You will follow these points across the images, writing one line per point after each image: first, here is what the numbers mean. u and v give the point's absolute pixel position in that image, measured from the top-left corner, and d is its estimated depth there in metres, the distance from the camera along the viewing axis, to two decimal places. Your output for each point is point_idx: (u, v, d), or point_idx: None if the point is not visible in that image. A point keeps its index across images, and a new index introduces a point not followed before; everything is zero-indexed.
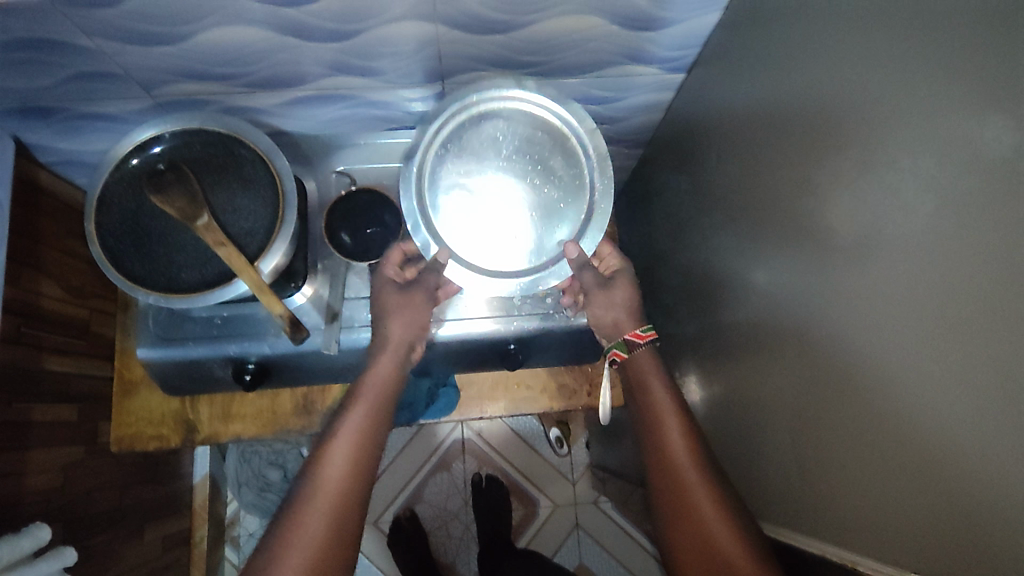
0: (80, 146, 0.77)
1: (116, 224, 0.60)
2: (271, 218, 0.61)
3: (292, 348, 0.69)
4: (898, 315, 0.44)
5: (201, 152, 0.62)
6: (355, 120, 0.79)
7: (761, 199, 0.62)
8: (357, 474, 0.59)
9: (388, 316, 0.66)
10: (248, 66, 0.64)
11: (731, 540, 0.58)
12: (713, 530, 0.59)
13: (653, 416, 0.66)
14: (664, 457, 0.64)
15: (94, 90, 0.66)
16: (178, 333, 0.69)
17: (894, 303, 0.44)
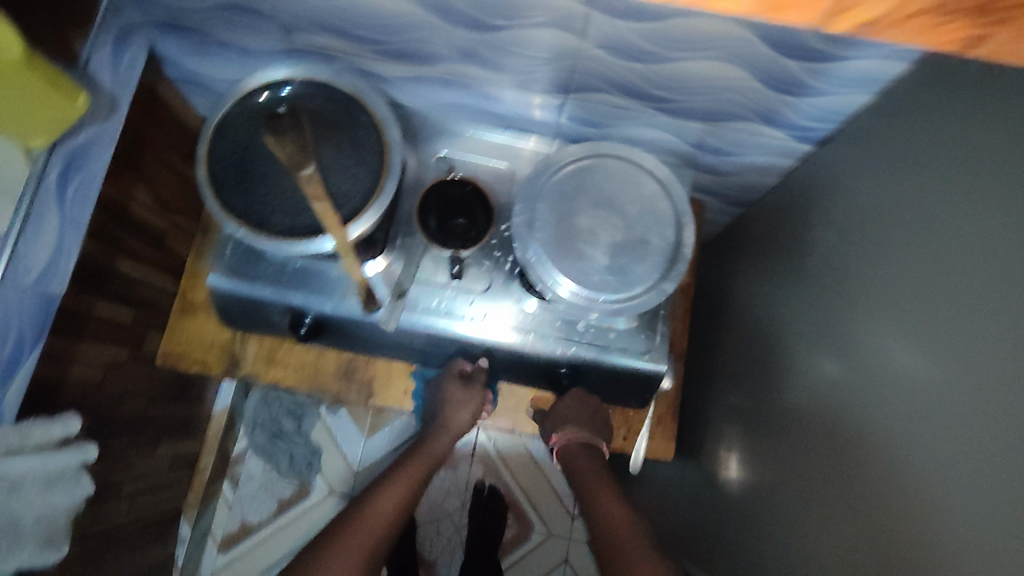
0: (207, 71, 0.79)
1: (226, 153, 0.61)
2: (370, 184, 0.61)
3: (353, 314, 0.69)
4: (968, 457, 0.41)
5: (322, 104, 0.63)
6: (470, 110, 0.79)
7: (852, 295, 0.59)
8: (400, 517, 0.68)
9: (452, 406, 0.76)
10: (385, 34, 0.65)
11: None
12: None
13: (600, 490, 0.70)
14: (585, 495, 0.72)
15: (237, 22, 0.68)
16: (249, 269, 0.69)
17: (968, 441, 0.42)
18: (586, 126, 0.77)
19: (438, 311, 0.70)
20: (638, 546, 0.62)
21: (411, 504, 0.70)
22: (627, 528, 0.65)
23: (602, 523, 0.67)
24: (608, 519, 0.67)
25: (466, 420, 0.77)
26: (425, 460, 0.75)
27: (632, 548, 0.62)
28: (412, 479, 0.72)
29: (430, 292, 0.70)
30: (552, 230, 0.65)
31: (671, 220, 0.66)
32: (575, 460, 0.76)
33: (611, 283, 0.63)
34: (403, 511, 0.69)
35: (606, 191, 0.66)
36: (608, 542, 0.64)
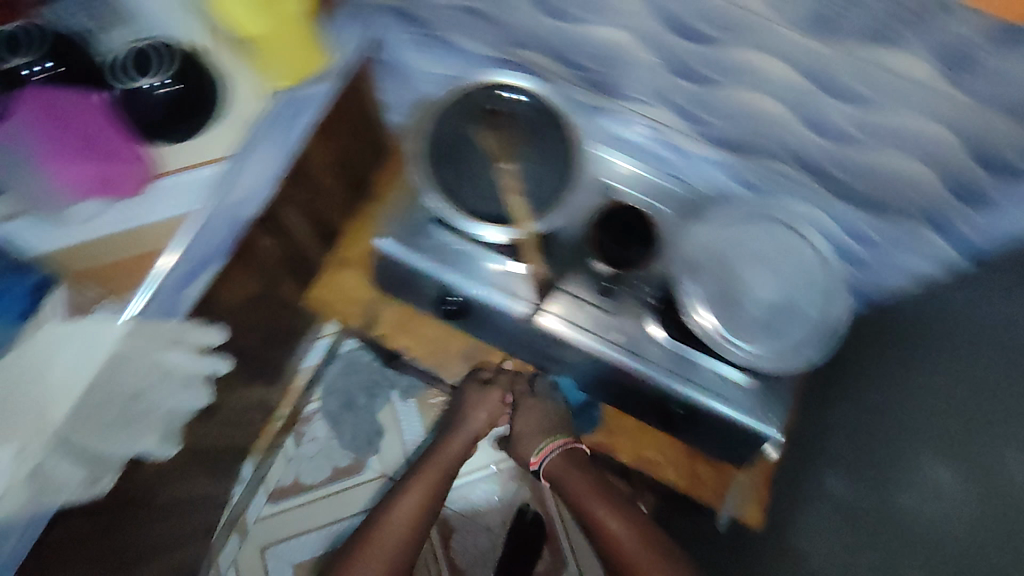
0: (411, 61, 0.87)
1: (443, 133, 0.65)
2: (559, 193, 0.64)
3: (497, 302, 0.74)
4: None
5: (534, 112, 0.67)
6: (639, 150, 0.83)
7: (1016, 420, 0.60)
8: (416, 522, 0.87)
9: (472, 407, 0.95)
10: (602, 65, 0.70)
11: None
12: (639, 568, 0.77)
13: (587, 493, 0.84)
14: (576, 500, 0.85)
15: (464, 24, 0.74)
16: (415, 239, 0.75)
17: None
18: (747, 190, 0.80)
19: (576, 323, 0.74)
20: (642, 562, 0.77)
21: (426, 512, 0.89)
22: (631, 543, 0.79)
23: (608, 532, 0.82)
24: (613, 531, 0.81)
25: (479, 426, 0.95)
26: (436, 466, 0.92)
27: (635, 561, 0.78)
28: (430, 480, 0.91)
29: (572, 304, 0.74)
30: (710, 276, 0.66)
31: (826, 297, 0.67)
32: (566, 469, 0.86)
33: (759, 336, 0.65)
34: (414, 524, 0.87)
35: (766, 253, 0.69)
36: (625, 551, 0.79)
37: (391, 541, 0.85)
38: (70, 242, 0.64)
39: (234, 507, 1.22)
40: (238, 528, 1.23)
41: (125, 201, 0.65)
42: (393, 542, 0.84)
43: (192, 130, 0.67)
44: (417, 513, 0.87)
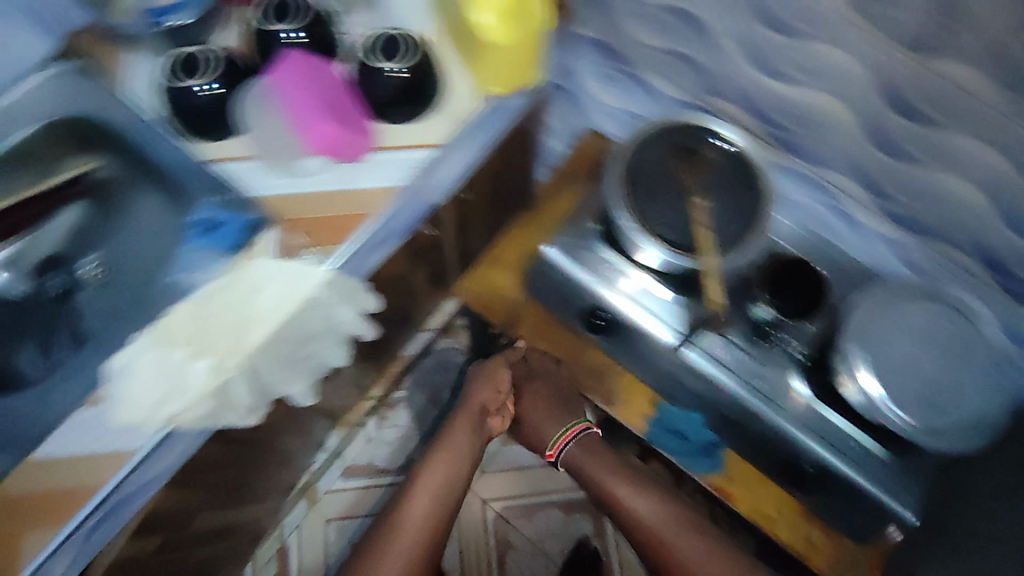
0: (592, 91, 0.91)
1: (642, 158, 0.71)
2: (742, 233, 0.67)
3: (648, 329, 0.77)
4: None
5: (730, 159, 0.70)
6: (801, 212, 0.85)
7: None
8: (433, 515, 0.78)
9: (479, 386, 0.88)
10: (795, 124, 0.72)
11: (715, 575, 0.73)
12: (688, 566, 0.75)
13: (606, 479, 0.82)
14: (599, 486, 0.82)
15: (664, 66, 0.78)
16: (582, 253, 0.80)
17: None
18: (908, 269, 0.80)
19: (723, 363, 0.75)
20: (686, 554, 0.75)
21: (449, 503, 0.81)
22: (664, 525, 0.78)
23: (638, 518, 0.79)
24: (642, 515, 0.79)
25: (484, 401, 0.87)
26: (446, 456, 0.83)
27: (680, 554, 0.76)
28: (439, 474, 0.81)
29: (722, 344, 0.76)
30: (874, 340, 0.68)
31: (989, 388, 0.67)
32: (582, 457, 0.84)
33: (913, 405, 0.65)
34: (432, 518, 0.78)
35: (934, 332, 0.69)
36: (662, 534, 0.77)
37: (411, 537, 0.76)
38: (281, 190, 0.70)
39: (311, 474, 1.25)
40: (309, 495, 1.25)
41: (342, 165, 0.72)
42: (411, 539, 0.76)
43: (411, 117, 0.74)
44: (439, 500, 0.80)
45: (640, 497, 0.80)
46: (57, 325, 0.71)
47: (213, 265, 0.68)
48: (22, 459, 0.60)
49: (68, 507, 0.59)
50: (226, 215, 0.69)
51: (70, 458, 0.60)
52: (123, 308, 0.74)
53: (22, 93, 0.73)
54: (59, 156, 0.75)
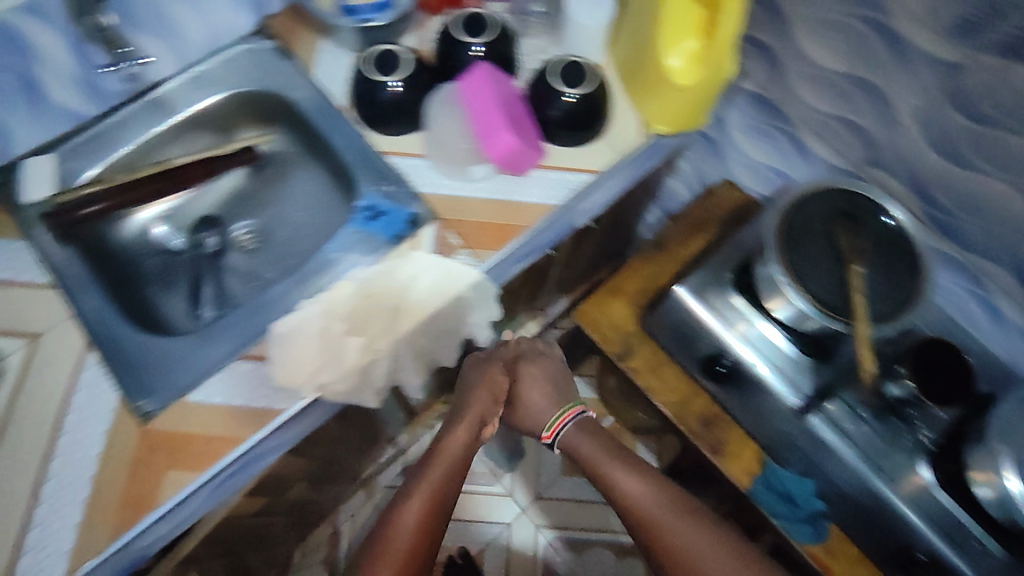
0: (738, 143, 0.93)
1: (802, 216, 0.73)
2: (898, 309, 0.67)
3: (769, 383, 0.78)
4: None
5: (894, 235, 0.71)
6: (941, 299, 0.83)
7: None
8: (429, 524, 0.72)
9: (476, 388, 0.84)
10: (960, 208, 0.73)
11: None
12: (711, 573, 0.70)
13: (615, 472, 0.79)
14: (608, 484, 0.79)
15: (828, 130, 0.80)
16: (714, 297, 0.80)
17: None
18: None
19: (840, 429, 0.76)
20: (677, 537, 0.73)
21: (447, 502, 0.75)
22: (653, 508, 0.75)
23: (630, 501, 0.76)
24: (633, 498, 0.76)
25: (474, 424, 0.81)
26: (443, 459, 0.77)
27: (670, 538, 0.73)
28: (433, 479, 0.75)
29: (847, 413, 0.76)
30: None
31: None
32: (587, 446, 0.82)
33: None
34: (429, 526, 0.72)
35: None
36: (653, 516, 0.75)
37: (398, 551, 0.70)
38: (443, 191, 0.73)
39: (376, 466, 1.24)
40: (367, 487, 1.25)
41: (508, 176, 0.75)
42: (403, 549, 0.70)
43: (578, 141, 0.76)
44: (432, 499, 0.73)
45: (647, 482, 0.77)
46: (208, 280, 0.77)
47: (372, 252, 0.70)
48: (176, 401, 0.62)
49: (215, 453, 0.61)
50: (389, 206, 0.72)
51: (221, 408, 0.63)
52: (266, 275, 0.79)
53: (217, 62, 0.80)
54: (238, 124, 0.82)
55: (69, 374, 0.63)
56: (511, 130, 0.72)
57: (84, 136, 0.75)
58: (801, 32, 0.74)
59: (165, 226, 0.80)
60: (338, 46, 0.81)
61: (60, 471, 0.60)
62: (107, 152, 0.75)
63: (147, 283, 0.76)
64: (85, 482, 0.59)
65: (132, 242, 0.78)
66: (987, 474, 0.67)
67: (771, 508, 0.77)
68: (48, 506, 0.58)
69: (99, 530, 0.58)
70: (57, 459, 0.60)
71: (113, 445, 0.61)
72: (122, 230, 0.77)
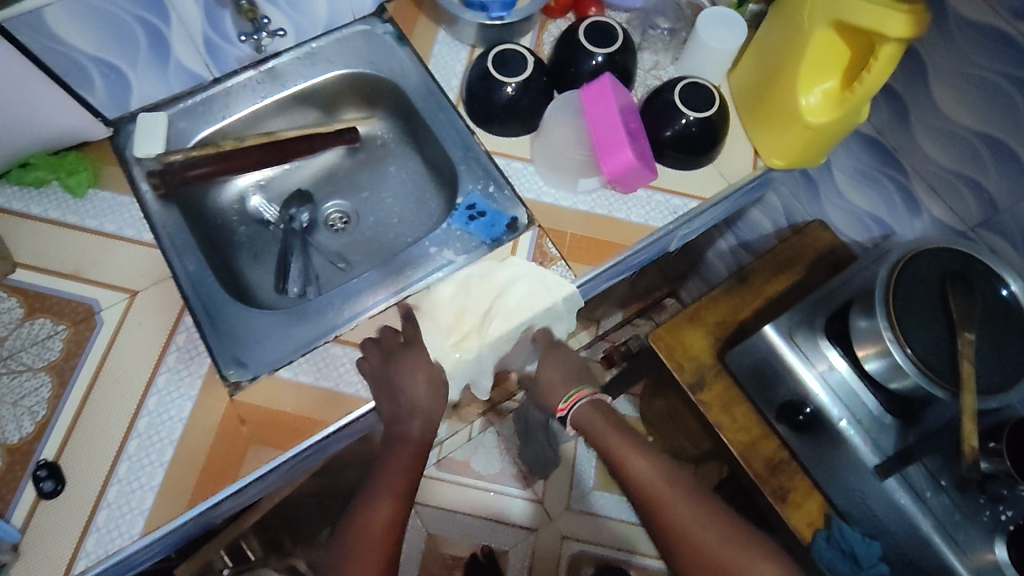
0: (840, 185, 0.90)
1: (914, 272, 0.69)
2: (1003, 384, 0.66)
3: (847, 438, 0.75)
4: None
5: (1006, 306, 0.68)
6: None
7: None
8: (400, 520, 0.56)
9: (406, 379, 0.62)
10: None
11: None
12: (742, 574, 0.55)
13: (626, 455, 0.63)
14: (620, 470, 0.63)
15: (946, 185, 0.77)
16: (800, 342, 0.78)
17: None
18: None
19: (921, 498, 0.73)
20: (684, 517, 0.58)
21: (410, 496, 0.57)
22: (661, 487, 0.61)
23: (635, 481, 0.62)
24: (639, 477, 0.62)
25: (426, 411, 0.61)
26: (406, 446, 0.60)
27: (675, 517, 0.59)
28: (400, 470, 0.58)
29: (926, 480, 0.73)
30: None
31: None
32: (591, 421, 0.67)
33: None
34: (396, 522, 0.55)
35: None
36: (665, 500, 0.60)
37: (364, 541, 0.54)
38: (545, 199, 0.73)
39: None
40: None
41: (612, 191, 0.73)
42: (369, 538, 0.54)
43: (687, 164, 0.74)
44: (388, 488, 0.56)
45: (659, 464, 0.63)
46: (295, 252, 0.76)
47: (467, 251, 0.70)
48: (264, 374, 0.62)
49: (299, 432, 0.60)
50: (490, 206, 0.71)
51: (311, 387, 0.62)
52: (353, 258, 0.78)
53: (334, 42, 0.80)
54: (340, 105, 0.83)
55: (165, 334, 0.62)
56: (632, 150, 0.70)
57: (196, 99, 0.76)
58: (937, 83, 0.72)
59: (261, 197, 0.80)
60: (454, 38, 0.80)
61: (144, 431, 0.58)
62: (217, 117, 0.76)
63: (239, 250, 0.76)
64: (168, 446, 0.58)
65: (227, 208, 0.78)
66: None
67: (831, 564, 0.73)
68: (128, 465, 0.57)
69: (175, 496, 0.57)
70: (142, 419, 0.59)
71: (200, 412, 0.60)
72: (221, 195, 0.78)
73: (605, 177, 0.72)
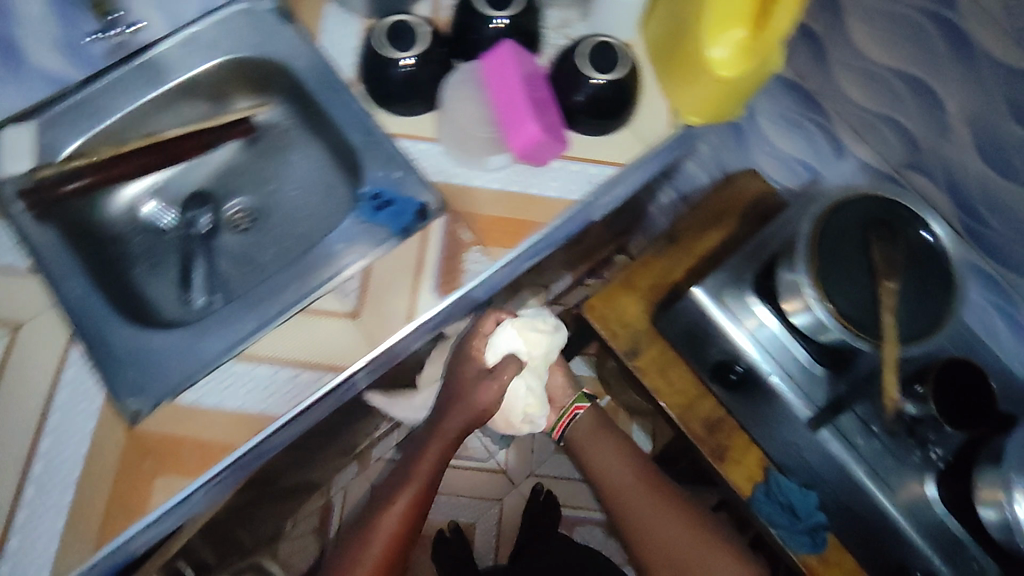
0: (767, 132, 0.88)
1: (835, 223, 0.68)
2: (922, 330, 0.65)
3: (779, 393, 0.76)
4: None
5: (927, 248, 0.68)
6: (968, 311, 0.80)
7: None
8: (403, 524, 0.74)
9: (460, 394, 0.74)
10: (1002, 224, 0.69)
11: (689, 549, 0.79)
12: (665, 544, 0.80)
13: (609, 453, 0.87)
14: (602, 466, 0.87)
15: (868, 127, 0.75)
16: (729, 301, 0.77)
17: None
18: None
19: (852, 444, 0.75)
20: (638, 502, 0.82)
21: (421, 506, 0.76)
22: (625, 481, 0.85)
23: (609, 472, 0.86)
24: (613, 469, 0.86)
25: (467, 417, 0.73)
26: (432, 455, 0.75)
27: (632, 503, 0.83)
28: (424, 474, 0.75)
29: (858, 428, 0.74)
30: None
31: None
32: (589, 425, 0.90)
33: None
34: (407, 526, 0.75)
35: None
36: (627, 490, 0.84)
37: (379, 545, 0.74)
38: (455, 180, 0.68)
39: (371, 441, 1.20)
40: (361, 459, 1.23)
41: (523, 166, 0.70)
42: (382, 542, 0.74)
43: (601, 129, 0.71)
44: (410, 500, 0.74)
45: (632, 461, 0.86)
46: (198, 257, 0.72)
47: (371, 245, 0.65)
48: (167, 401, 0.58)
49: (210, 456, 0.57)
50: (397, 194, 0.66)
51: (217, 409, 0.59)
52: (260, 259, 0.74)
53: (211, 25, 0.73)
54: (230, 93, 0.76)
55: (53, 370, 0.59)
56: (539, 124, 0.65)
57: (63, 105, 0.69)
58: (853, 21, 0.69)
59: (153, 203, 0.75)
60: (344, 10, 0.74)
61: (41, 474, 0.56)
62: (89, 123, 0.69)
63: (135, 263, 0.71)
64: (70, 487, 0.56)
65: (117, 219, 0.73)
66: (989, 495, 0.67)
67: (771, 518, 0.76)
68: (30, 512, 0.55)
69: (82, 538, 0.55)
70: (39, 462, 0.56)
71: (100, 447, 0.57)
72: (107, 207, 0.72)
73: (514, 154, 0.68)
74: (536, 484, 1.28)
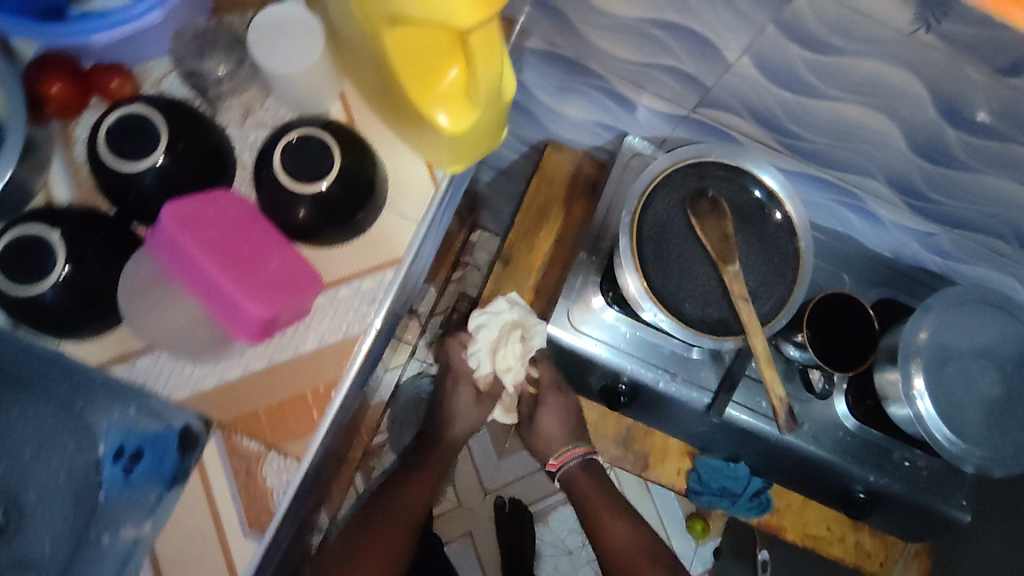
0: (550, 103, 0.74)
1: (651, 223, 0.59)
2: (782, 295, 0.59)
3: (676, 393, 0.69)
4: None
5: (754, 203, 0.60)
6: (817, 210, 0.75)
7: None
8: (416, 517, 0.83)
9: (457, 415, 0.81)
10: (816, 133, 0.61)
11: None
12: None
13: (602, 511, 0.84)
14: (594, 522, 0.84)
15: (648, 78, 0.63)
16: (585, 324, 0.69)
17: None
18: (935, 256, 0.74)
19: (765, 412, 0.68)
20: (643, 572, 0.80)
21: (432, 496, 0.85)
22: (629, 545, 0.82)
23: (607, 535, 0.83)
24: (611, 530, 0.83)
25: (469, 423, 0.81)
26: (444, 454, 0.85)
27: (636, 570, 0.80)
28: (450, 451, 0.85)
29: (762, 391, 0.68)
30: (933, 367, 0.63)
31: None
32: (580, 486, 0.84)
33: (984, 437, 0.63)
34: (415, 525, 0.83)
35: (980, 338, 0.65)
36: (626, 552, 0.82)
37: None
38: (207, 384, 0.53)
39: None
40: None
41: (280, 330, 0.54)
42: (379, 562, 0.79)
43: (351, 234, 0.55)
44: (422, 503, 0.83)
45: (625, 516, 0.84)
46: None
47: (148, 513, 0.52)
48: None
49: None
50: (143, 438, 0.52)
51: None
52: (38, 558, 0.55)
53: None
54: None
55: None
56: (256, 295, 0.49)
57: None
58: None
59: None
60: None
61: None
62: None
63: None
64: None
65: None
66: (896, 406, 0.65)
67: (712, 504, 0.76)
68: None
69: None
70: None
71: None
72: None
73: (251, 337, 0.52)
74: (497, 499, 1.24)
